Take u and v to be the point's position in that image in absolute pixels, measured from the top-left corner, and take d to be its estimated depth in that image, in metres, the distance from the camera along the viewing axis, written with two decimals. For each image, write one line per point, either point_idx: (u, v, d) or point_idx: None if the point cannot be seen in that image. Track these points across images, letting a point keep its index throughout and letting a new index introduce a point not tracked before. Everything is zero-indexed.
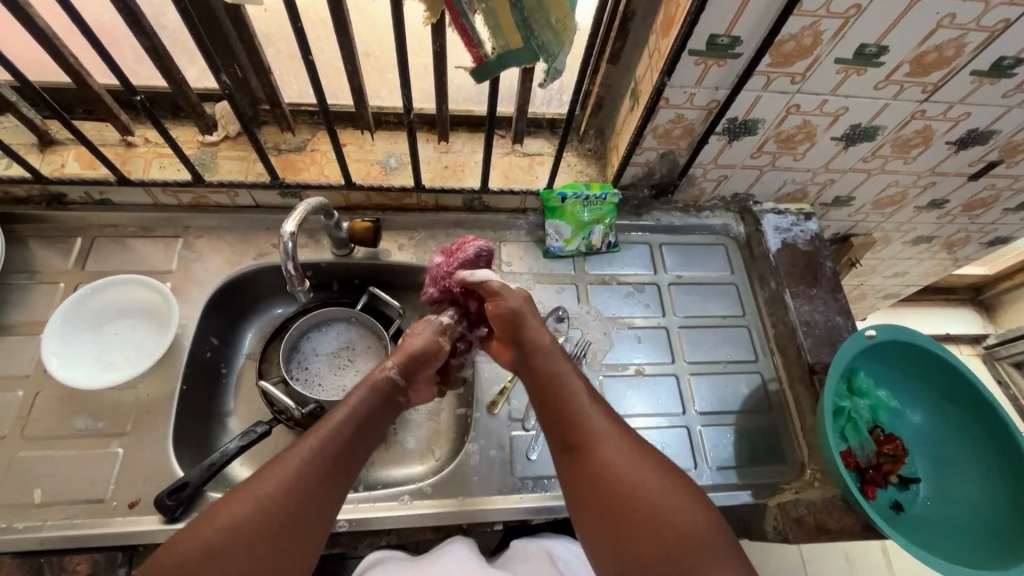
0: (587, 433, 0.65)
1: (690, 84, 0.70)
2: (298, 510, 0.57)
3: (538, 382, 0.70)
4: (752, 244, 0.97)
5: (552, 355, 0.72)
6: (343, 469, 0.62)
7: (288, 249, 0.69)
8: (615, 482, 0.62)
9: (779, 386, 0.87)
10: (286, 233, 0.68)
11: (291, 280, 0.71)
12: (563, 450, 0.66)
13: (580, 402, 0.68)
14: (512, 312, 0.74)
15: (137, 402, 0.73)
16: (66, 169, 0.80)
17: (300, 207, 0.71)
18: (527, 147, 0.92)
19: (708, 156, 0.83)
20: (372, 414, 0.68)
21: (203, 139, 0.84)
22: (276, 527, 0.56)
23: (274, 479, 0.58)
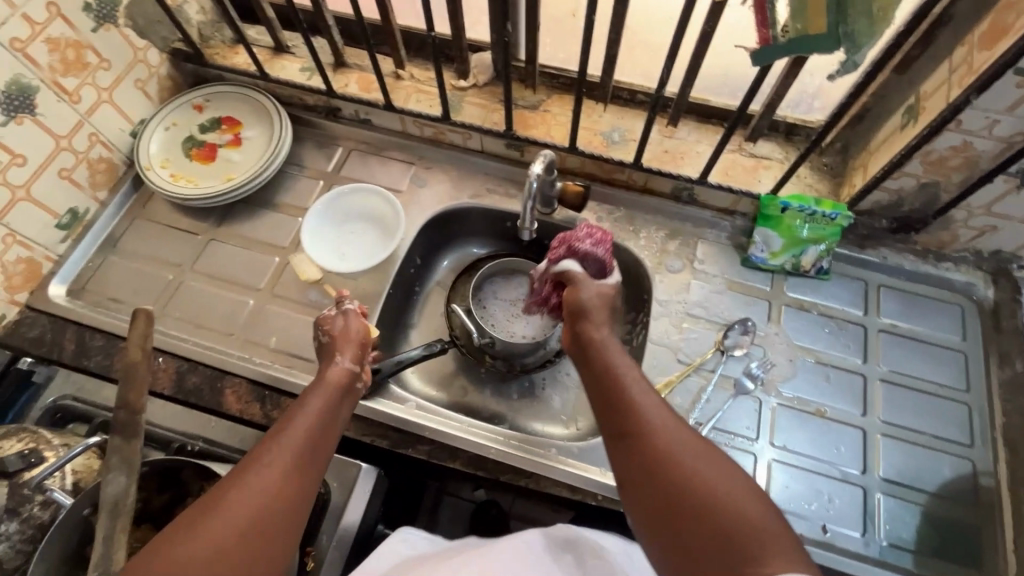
0: (642, 418, 0.56)
1: (999, 108, 0.60)
2: (282, 507, 0.50)
3: (597, 375, 0.63)
4: (1000, 314, 0.82)
5: (608, 347, 0.66)
6: (320, 454, 0.56)
7: (531, 189, 0.75)
8: (674, 467, 0.51)
9: (995, 483, 0.73)
10: (533, 173, 0.75)
11: (525, 220, 0.79)
12: (612, 442, 0.57)
13: (630, 384, 0.59)
14: (579, 305, 0.71)
15: (353, 290, 0.86)
16: (348, 89, 0.95)
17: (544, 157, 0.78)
18: (756, 148, 0.87)
19: (983, 198, 0.72)
20: (334, 409, 0.61)
21: (456, 83, 0.94)
22: (262, 533, 0.48)
23: (242, 492, 0.49)
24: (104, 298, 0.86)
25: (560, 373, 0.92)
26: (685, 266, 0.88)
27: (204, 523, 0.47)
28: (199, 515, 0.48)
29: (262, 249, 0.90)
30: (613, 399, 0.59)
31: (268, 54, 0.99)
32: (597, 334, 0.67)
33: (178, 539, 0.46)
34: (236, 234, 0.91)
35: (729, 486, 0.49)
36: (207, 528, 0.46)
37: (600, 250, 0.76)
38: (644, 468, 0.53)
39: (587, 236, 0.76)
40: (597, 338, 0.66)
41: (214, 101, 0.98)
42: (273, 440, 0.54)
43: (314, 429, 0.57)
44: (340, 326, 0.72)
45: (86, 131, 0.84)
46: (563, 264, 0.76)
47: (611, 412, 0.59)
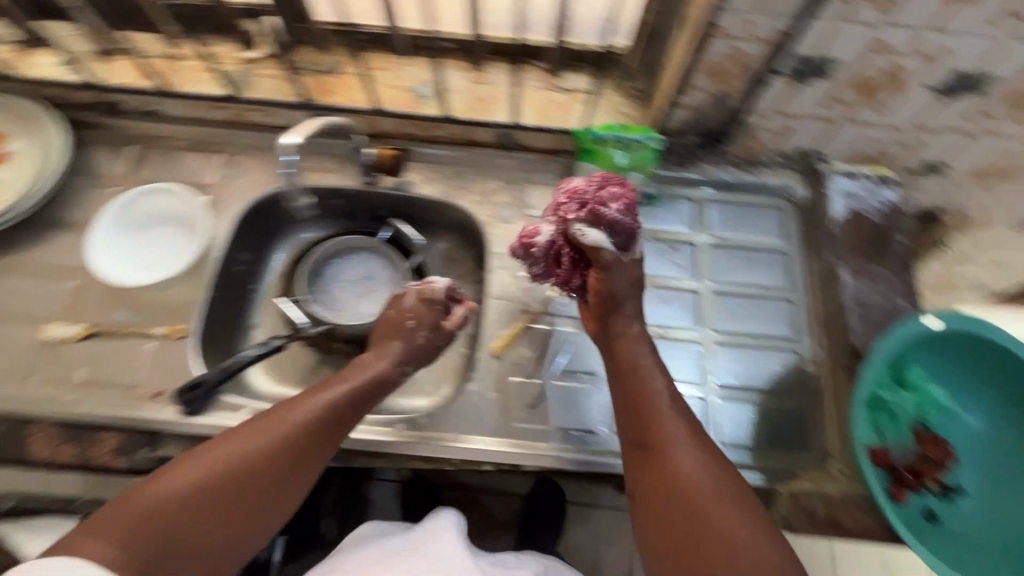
0: (659, 429, 0.60)
1: (749, 8, 0.60)
2: (314, 454, 0.59)
3: (621, 379, 0.65)
4: (812, 209, 0.86)
5: (638, 342, 0.67)
6: (348, 430, 0.63)
7: (281, 163, 0.69)
8: (688, 490, 0.56)
9: (817, 369, 0.79)
10: (281, 146, 0.69)
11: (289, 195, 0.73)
12: (630, 443, 0.62)
13: (658, 397, 0.63)
14: (611, 293, 0.67)
15: (168, 302, 0.79)
16: (120, 79, 0.84)
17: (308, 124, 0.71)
18: (567, 82, 0.85)
19: (768, 101, 0.73)
20: (364, 395, 0.64)
21: (242, 56, 0.85)
22: (285, 478, 0.57)
23: (264, 433, 0.57)
24: None
25: None
26: (519, 214, 0.86)
27: (203, 457, 0.54)
28: (209, 450, 0.55)
29: (53, 276, 0.80)
30: (636, 412, 0.62)
31: (17, 52, 0.85)
32: (616, 330, 0.68)
33: (174, 470, 0.54)
34: (22, 263, 0.81)
35: (740, 522, 0.54)
36: (235, 449, 0.55)
37: (618, 211, 0.68)
38: (661, 485, 0.58)
39: (614, 198, 0.68)
40: (618, 337, 0.67)
41: None
42: (314, 396, 0.61)
43: (325, 421, 0.61)
44: (415, 324, 0.70)
45: None
46: (592, 232, 0.67)
47: (631, 421, 0.63)
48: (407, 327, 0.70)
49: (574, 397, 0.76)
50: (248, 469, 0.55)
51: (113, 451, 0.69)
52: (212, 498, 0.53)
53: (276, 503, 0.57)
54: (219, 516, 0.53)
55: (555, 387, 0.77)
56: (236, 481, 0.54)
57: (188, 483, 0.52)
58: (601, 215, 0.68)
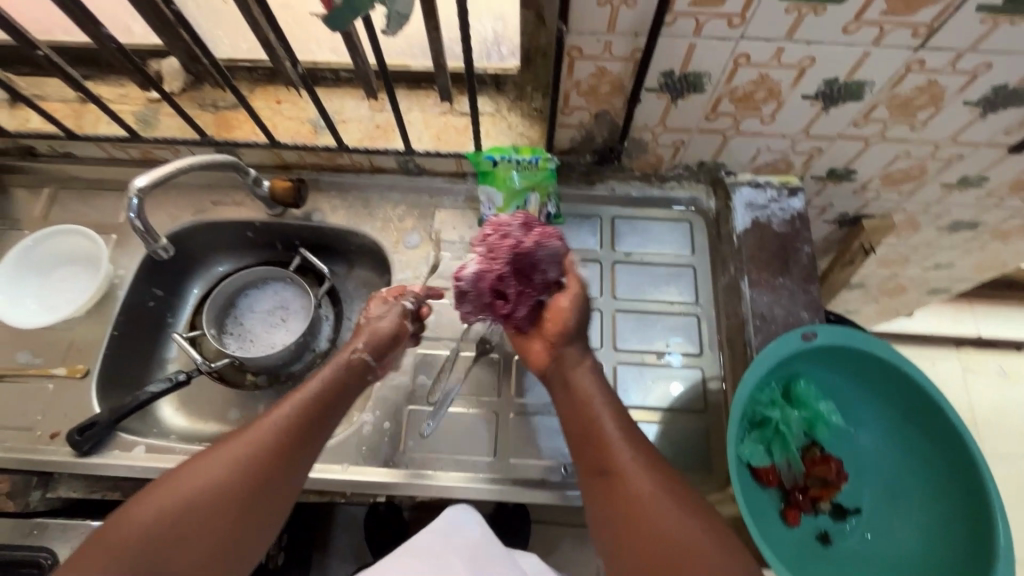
0: (611, 453, 0.57)
1: (601, 29, 0.60)
2: (278, 467, 0.57)
3: (571, 403, 0.62)
4: (720, 221, 0.85)
5: (575, 372, 0.64)
6: (309, 444, 0.60)
7: (133, 205, 0.67)
8: (644, 516, 0.53)
9: (722, 386, 0.77)
10: (133, 188, 0.67)
11: (144, 234, 0.72)
12: (590, 472, 0.58)
13: (606, 420, 0.60)
14: (569, 326, 0.67)
15: (69, 342, 0.80)
16: (29, 124, 0.86)
17: (169, 166, 0.69)
18: (466, 106, 0.85)
19: (651, 117, 0.72)
20: (336, 395, 0.65)
21: (147, 96, 0.87)
22: (234, 506, 0.54)
23: (222, 459, 0.56)
24: None
25: None
26: (424, 239, 0.86)
27: (184, 479, 0.54)
28: (174, 479, 0.54)
29: None
30: (588, 430, 0.60)
31: None
32: (569, 362, 0.66)
33: (154, 498, 0.53)
34: None
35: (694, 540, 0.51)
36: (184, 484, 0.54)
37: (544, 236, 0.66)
38: (619, 513, 0.54)
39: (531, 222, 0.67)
40: (571, 367, 0.65)
41: None
42: (275, 412, 0.60)
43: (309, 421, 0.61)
44: (376, 318, 0.71)
45: None
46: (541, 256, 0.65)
47: (585, 445, 0.59)
48: (368, 322, 0.71)
49: (470, 425, 0.75)
50: (219, 496, 0.54)
51: (6, 494, 0.71)
52: (187, 524, 0.52)
53: (239, 530, 0.54)
54: (180, 547, 0.51)
55: (452, 414, 0.76)
56: (194, 513, 0.53)
57: (164, 517, 0.52)
58: (541, 243, 0.66)
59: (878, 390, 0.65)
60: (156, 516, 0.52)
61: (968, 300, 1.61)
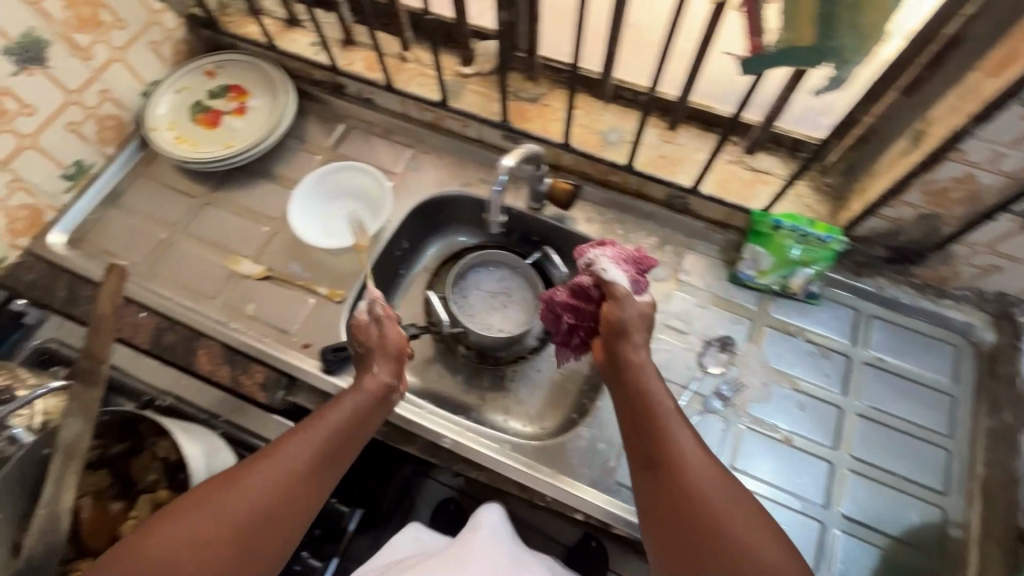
0: (668, 448, 0.62)
1: (1005, 141, 0.56)
2: (326, 471, 0.63)
3: (627, 398, 0.68)
4: (997, 359, 0.78)
5: (643, 371, 0.68)
6: (346, 450, 0.65)
7: (501, 181, 0.72)
8: (692, 504, 0.58)
9: (963, 536, 0.70)
10: (504, 166, 0.72)
11: (491, 211, 0.77)
12: (640, 461, 0.64)
13: (665, 411, 0.64)
14: (620, 322, 0.71)
15: (335, 266, 0.87)
16: (353, 67, 0.96)
17: (519, 150, 0.75)
18: (757, 161, 0.84)
19: (986, 235, 0.67)
20: (361, 418, 0.67)
21: (459, 70, 0.94)
22: (284, 504, 0.59)
23: (274, 466, 0.60)
24: (99, 250, 0.90)
25: (532, 370, 0.92)
26: (670, 276, 0.86)
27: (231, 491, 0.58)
28: (219, 491, 0.57)
29: (252, 218, 0.92)
30: (645, 418, 0.65)
31: (281, 26, 1.00)
32: (635, 362, 0.69)
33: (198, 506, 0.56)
34: (232, 202, 0.93)
35: (744, 525, 0.56)
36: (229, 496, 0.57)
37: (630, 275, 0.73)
38: (669, 499, 0.59)
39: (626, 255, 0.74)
40: (637, 368, 0.68)
41: (225, 69, 1.00)
42: (303, 437, 0.63)
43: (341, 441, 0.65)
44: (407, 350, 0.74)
45: (97, 87, 0.87)
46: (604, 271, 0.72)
47: (642, 438, 0.64)
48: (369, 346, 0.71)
49: None
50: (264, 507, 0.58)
51: (260, 384, 0.78)
52: (238, 528, 0.56)
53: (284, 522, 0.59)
54: (232, 544, 0.55)
55: None
56: (251, 524, 0.57)
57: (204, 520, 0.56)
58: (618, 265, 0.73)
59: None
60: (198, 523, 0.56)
61: None
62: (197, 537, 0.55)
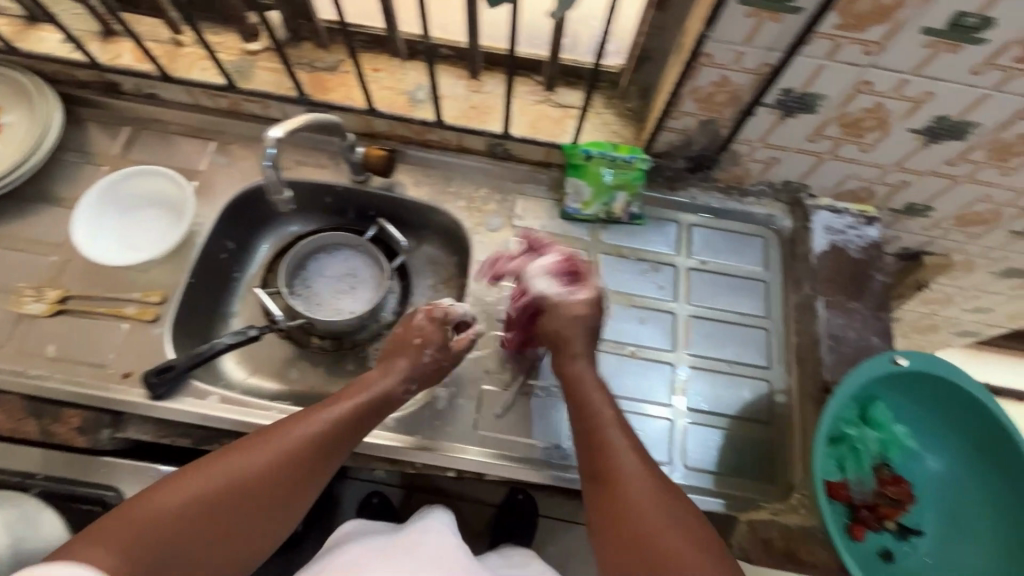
0: (615, 466, 0.63)
1: (739, 40, 0.61)
2: (307, 480, 0.62)
3: (585, 425, 0.67)
4: (795, 241, 0.87)
5: (609, 415, 0.66)
6: (351, 441, 0.66)
7: (269, 156, 0.67)
8: (637, 519, 0.59)
9: (787, 400, 0.79)
10: (270, 138, 0.66)
11: (270, 187, 0.70)
12: (589, 477, 0.65)
13: (618, 441, 0.64)
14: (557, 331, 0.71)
15: (146, 284, 0.79)
16: (121, 60, 0.85)
17: (299, 118, 0.69)
18: (562, 97, 0.86)
19: (756, 131, 0.74)
20: (359, 426, 0.66)
21: (244, 47, 0.86)
22: (251, 494, 0.58)
23: (247, 457, 0.59)
24: None
25: None
26: (505, 224, 0.87)
27: (215, 468, 0.57)
28: (206, 466, 0.57)
29: (35, 250, 0.80)
30: (593, 443, 0.65)
31: (19, 25, 0.86)
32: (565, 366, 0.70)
33: (193, 481, 0.56)
34: (6, 235, 0.81)
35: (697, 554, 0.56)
36: (204, 477, 0.56)
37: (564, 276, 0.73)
38: (617, 518, 0.60)
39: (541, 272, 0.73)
40: (568, 374, 0.70)
41: None
42: (301, 422, 0.63)
43: (321, 447, 0.63)
44: (422, 354, 0.72)
45: None
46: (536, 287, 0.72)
47: (597, 463, 0.64)
48: (416, 346, 0.73)
49: (542, 411, 0.76)
50: (221, 498, 0.56)
51: (78, 428, 0.70)
52: (209, 513, 0.55)
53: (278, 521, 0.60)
54: (198, 524, 0.54)
55: (526, 400, 0.77)
56: (206, 515, 0.55)
57: (195, 496, 0.55)
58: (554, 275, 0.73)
59: (947, 416, 0.67)
60: (190, 490, 0.55)
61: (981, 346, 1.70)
62: (161, 534, 0.52)
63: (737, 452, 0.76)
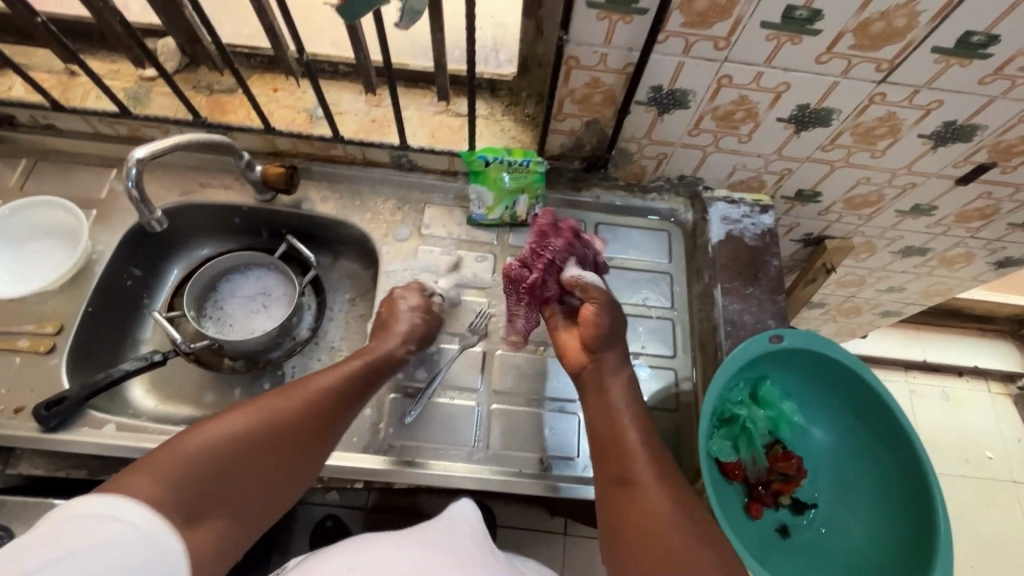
0: (630, 463, 0.61)
1: (598, 41, 0.64)
2: (319, 439, 0.61)
3: (597, 416, 0.67)
4: (696, 233, 0.89)
5: (613, 394, 0.68)
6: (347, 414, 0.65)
7: (132, 175, 0.66)
8: (641, 508, 0.57)
9: (693, 387, 0.81)
10: (132, 158, 0.65)
11: (138, 206, 0.69)
12: (610, 480, 0.62)
13: (630, 434, 0.64)
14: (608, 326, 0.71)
15: (41, 315, 0.77)
16: (12, 93, 0.84)
17: (169, 140, 0.69)
18: (461, 107, 0.88)
19: (639, 128, 0.77)
20: (355, 397, 0.67)
21: (141, 74, 0.86)
22: (276, 449, 0.57)
23: (280, 412, 0.59)
24: None
25: (309, 360, 0.89)
26: (413, 233, 0.88)
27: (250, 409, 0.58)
28: (216, 417, 0.56)
29: None
30: (607, 435, 0.65)
31: None
32: (608, 369, 0.70)
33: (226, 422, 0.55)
34: None
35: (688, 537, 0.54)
36: (235, 425, 0.55)
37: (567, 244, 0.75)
38: (627, 514, 0.57)
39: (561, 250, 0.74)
40: (608, 376, 0.69)
41: None
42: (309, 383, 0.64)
43: (322, 420, 0.62)
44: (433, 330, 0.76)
45: None
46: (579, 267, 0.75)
47: (607, 451, 0.64)
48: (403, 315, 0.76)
49: (450, 416, 0.77)
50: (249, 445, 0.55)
51: None
52: (239, 457, 0.54)
53: (309, 455, 0.60)
54: (225, 471, 0.53)
55: (433, 405, 0.77)
56: (229, 462, 0.53)
57: (244, 434, 0.55)
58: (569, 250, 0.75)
59: (827, 386, 0.70)
60: (227, 431, 0.54)
61: (916, 327, 1.75)
62: (210, 471, 0.52)
63: None
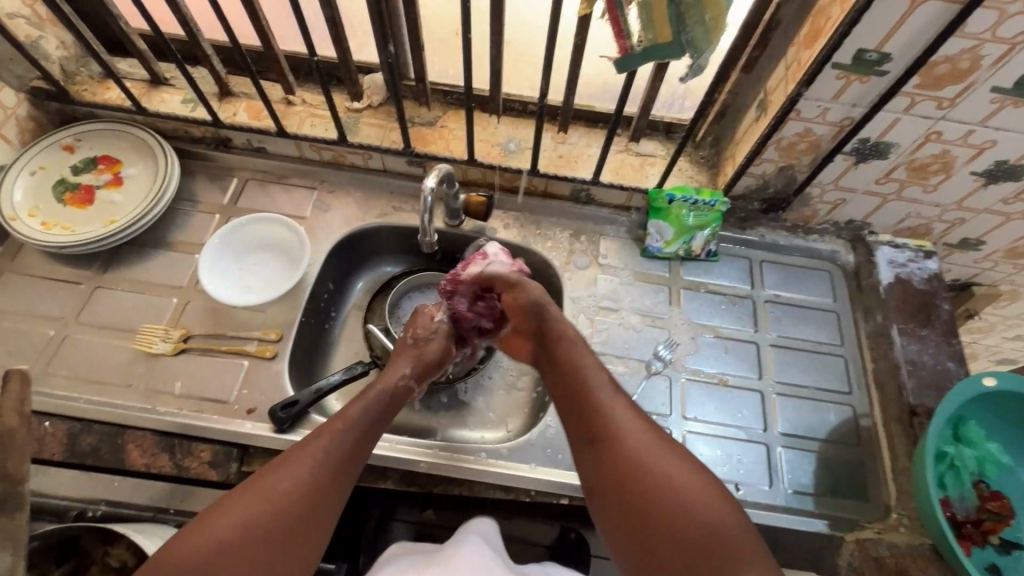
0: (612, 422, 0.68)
1: (827, 98, 0.70)
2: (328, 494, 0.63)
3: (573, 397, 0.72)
4: (861, 275, 0.93)
5: (595, 376, 0.72)
6: (357, 462, 0.67)
7: (427, 203, 0.75)
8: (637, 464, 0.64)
9: (871, 423, 0.83)
10: (427, 187, 0.74)
11: (424, 231, 0.79)
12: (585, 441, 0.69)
13: (612, 401, 0.70)
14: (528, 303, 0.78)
15: (264, 323, 0.83)
16: (237, 117, 0.93)
17: (438, 168, 0.78)
18: (641, 147, 0.94)
19: (830, 175, 0.82)
20: (371, 427, 0.70)
21: (350, 105, 0.94)
22: (275, 524, 0.59)
23: (275, 486, 0.61)
24: None
25: (484, 379, 0.93)
26: (592, 262, 0.93)
27: (247, 500, 0.59)
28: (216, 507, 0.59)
29: (156, 292, 0.85)
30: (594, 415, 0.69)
31: (144, 87, 0.94)
32: (557, 329, 0.77)
33: (219, 527, 0.57)
34: (126, 278, 0.86)
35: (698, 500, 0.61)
36: (227, 519, 0.58)
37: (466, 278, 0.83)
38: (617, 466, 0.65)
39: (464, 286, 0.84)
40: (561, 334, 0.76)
41: (87, 140, 0.92)
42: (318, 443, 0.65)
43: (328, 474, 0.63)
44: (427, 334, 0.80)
45: None
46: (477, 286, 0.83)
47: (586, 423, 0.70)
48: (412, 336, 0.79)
49: None
50: (255, 525, 0.58)
51: (208, 462, 0.71)
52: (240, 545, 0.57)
53: (308, 541, 0.61)
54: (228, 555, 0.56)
55: None
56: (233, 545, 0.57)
57: (239, 530, 0.57)
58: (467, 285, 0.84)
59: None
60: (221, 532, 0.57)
61: None
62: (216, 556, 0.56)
63: (832, 474, 0.80)
